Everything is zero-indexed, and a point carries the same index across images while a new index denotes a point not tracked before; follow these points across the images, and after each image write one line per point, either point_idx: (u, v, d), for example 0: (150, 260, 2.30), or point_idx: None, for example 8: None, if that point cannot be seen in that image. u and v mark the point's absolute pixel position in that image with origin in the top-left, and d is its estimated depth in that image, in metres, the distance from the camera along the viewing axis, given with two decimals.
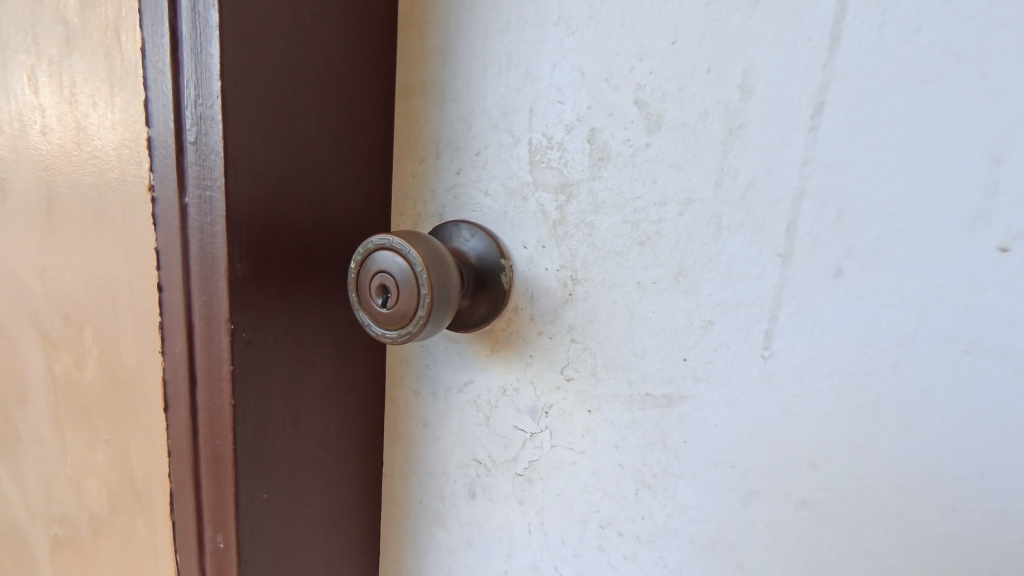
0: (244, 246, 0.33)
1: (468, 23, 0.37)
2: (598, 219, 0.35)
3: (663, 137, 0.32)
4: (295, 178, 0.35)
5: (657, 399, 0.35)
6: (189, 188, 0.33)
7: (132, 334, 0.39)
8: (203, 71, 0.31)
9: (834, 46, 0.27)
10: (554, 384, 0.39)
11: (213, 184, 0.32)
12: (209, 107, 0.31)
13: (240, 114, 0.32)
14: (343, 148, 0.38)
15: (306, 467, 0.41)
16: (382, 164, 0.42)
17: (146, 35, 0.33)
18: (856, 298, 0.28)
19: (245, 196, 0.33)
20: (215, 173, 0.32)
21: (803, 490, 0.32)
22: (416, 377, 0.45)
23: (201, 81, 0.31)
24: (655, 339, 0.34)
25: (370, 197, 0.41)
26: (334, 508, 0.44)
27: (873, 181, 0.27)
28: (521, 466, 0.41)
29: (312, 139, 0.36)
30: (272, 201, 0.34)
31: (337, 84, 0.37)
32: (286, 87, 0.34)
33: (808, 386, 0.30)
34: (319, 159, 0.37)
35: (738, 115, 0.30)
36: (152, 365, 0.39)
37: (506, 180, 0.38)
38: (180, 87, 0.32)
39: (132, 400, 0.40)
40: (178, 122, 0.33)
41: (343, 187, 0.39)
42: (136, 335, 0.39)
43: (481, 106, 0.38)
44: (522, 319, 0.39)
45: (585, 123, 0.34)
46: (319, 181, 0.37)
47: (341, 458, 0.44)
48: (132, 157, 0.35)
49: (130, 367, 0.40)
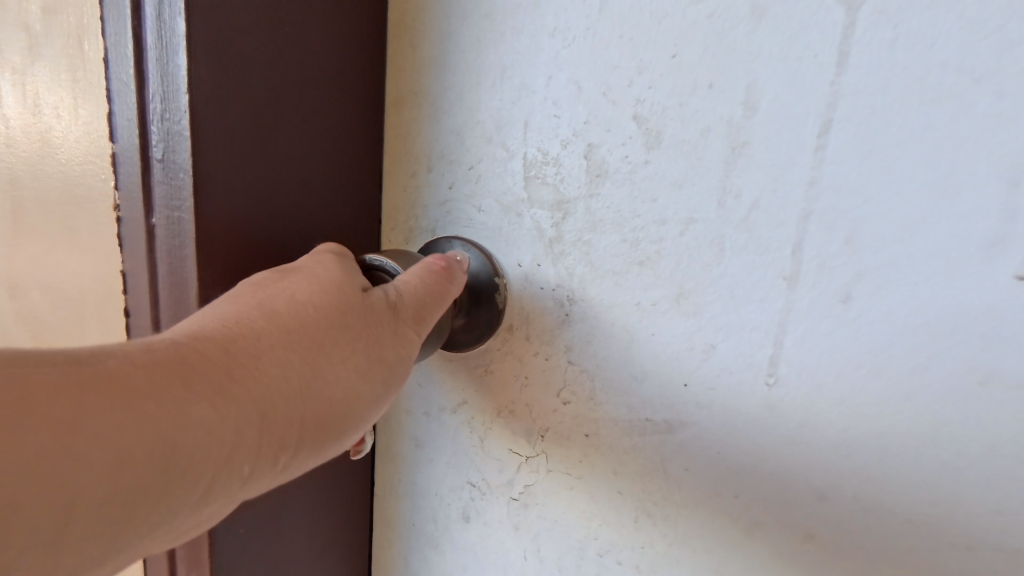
0: (219, 268, 0.32)
1: (462, 32, 0.36)
2: (596, 237, 0.33)
3: (664, 153, 0.31)
4: (275, 195, 0.34)
5: (657, 425, 0.34)
6: (155, 211, 0.32)
7: (76, 469, 0.18)
8: (171, 83, 0.29)
9: (842, 62, 0.26)
10: (550, 407, 0.37)
11: (182, 204, 0.31)
12: (177, 122, 0.30)
13: (213, 129, 0.30)
14: (330, 162, 0.37)
15: (288, 498, 0.39)
16: (371, 178, 0.40)
17: (110, 44, 0.31)
18: (864, 324, 0.27)
19: (219, 215, 0.31)
20: (184, 193, 0.30)
21: (809, 522, 0.30)
22: (408, 396, 0.44)
23: (168, 93, 0.30)
24: (655, 363, 0.33)
25: (359, 213, 0.40)
26: (318, 537, 0.43)
27: (883, 204, 0.26)
28: (516, 490, 0.40)
29: (296, 155, 0.34)
30: (250, 221, 0.33)
31: (322, 95, 0.35)
32: (266, 100, 0.32)
33: (815, 414, 0.29)
34: (303, 175, 0.35)
35: (742, 132, 0.28)
36: (186, 493, 0.20)
37: (501, 196, 0.36)
38: (147, 99, 0.31)
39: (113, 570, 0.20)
40: (145, 139, 0.31)
41: (333, 203, 0.38)
42: (103, 468, 0.18)
43: (475, 119, 0.37)
44: (518, 339, 0.38)
45: (582, 138, 0.33)
46: (304, 196, 0.35)
47: (326, 490, 0.42)
48: (96, 172, 0.34)
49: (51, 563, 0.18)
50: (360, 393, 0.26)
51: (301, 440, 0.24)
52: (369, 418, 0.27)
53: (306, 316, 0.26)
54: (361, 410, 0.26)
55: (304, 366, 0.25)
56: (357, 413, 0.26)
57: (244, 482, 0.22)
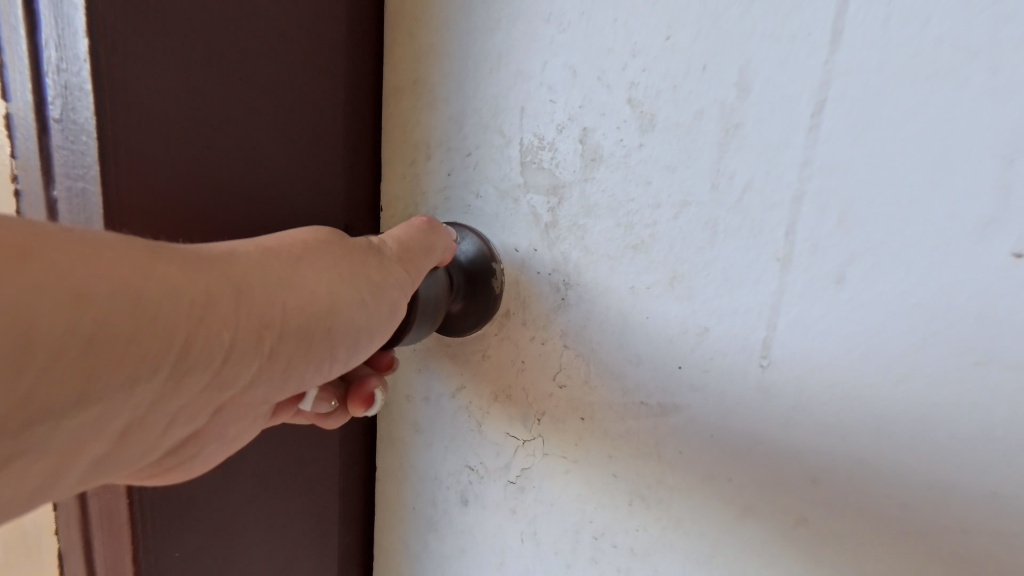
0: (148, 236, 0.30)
1: (459, 19, 0.36)
2: (591, 221, 0.34)
3: (657, 136, 0.31)
4: (216, 159, 0.32)
5: (651, 408, 0.34)
6: (62, 174, 0.29)
7: (40, 301, 0.17)
8: (66, 27, 0.27)
9: (836, 40, 0.26)
10: (546, 391, 0.38)
11: (86, 170, 0.28)
12: (75, 72, 0.27)
13: (135, 81, 0.28)
14: (289, 133, 0.36)
15: (240, 512, 0.39)
16: (329, 145, 0.38)
17: None
18: (859, 306, 0.27)
19: (142, 178, 0.29)
20: (89, 156, 0.28)
21: (803, 505, 0.30)
22: (408, 380, 0.45)
23: (65, 39, 0.27)
24: (650, 346, 0.33)
25: (320, 186, 0.38)
26: (279, 550, 0.42)
27: (877, 183, 0.26)
28: (513, 473, 0.41)
29: (239, 117, 0.33)
30: (187, 184, 0.31)
31: (267, 54, 0.34)
32: (202, 55, 0.30)
33: (810, 397, 0.29)
34: (249, 138, 0.33)
35: (735, 113, 0.28)
36: (158, 350, 0.20)
37: (497, 182, 0.37)
38: (40, 48, 0.28)
39: (75, 425, 0.20)
40: (41, 93, 0.29)
41: (287, 183, 0.36)
42: (68, 302, 0.18)
43: (473, 106, 0.37)
44: (514, 324, 0.38)
45: (577, 123, 0.33)
46: (250, 174, 0.34)
47: (284, 503, 0.42)
48: None
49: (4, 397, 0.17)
50: (341, 295, 0.26)
51: (280, 328, 0.24)
52: (351, 325, 0.27)
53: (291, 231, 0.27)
54: (342, 311, 0.26)
55: (286, 264, 0.25)
56: (341, 325, 0.27)
57: (219, 353, 0.22)
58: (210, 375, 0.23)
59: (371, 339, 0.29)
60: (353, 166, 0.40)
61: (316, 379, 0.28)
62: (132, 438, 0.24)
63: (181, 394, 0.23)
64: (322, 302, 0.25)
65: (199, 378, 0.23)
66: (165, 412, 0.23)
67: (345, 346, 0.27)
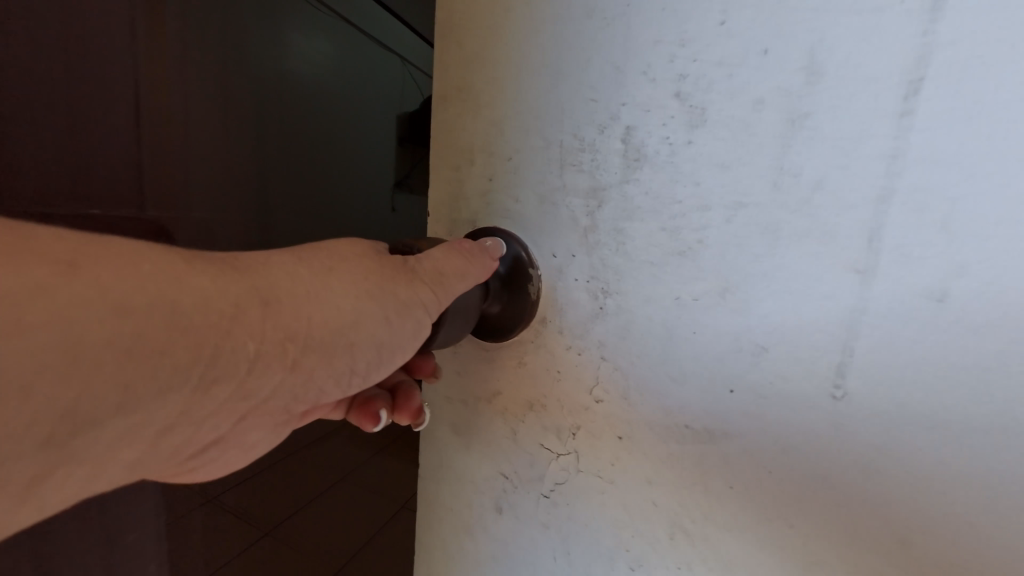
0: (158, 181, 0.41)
1: (503, 23, 0.36)
2: (632, 226, 0.31)
3: (709, 131, 0.28)
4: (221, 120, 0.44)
5: (697, 433, 0.30)
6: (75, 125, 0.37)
7: (82, 311, 0.17)
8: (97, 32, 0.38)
9: (937, 7, 0.21)
10: (582, 404, 0.36)
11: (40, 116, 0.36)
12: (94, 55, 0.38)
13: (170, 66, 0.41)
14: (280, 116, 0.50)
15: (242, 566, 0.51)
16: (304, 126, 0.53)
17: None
18: (968, 331, 0.22)
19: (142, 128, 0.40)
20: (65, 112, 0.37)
21: (884, 566, 0.25)
22: (447, 382, 0.45)
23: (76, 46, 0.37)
24: (695, 365, 0.30)
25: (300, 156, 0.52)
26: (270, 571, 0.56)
27: (997, 180, 0.21)
28: (547, 487, 0.39)
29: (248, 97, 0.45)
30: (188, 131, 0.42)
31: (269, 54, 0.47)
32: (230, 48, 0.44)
33: (892, 435, 0.24)
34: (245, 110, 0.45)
35: (803, 100, 0.25)
36: (185, 363, 0.20)
37: (536, 186, 0.36)
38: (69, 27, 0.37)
39: (99, 434, 0.19)
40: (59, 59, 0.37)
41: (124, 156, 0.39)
42: (110, 317, 0.18)
43: (515, 110, 0.37)
44: (551, 332, 0.37)
45: (620, 121, 0.31)
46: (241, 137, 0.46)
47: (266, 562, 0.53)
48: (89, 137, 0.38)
49: (35, 401, 0.17)
50: (367, 310, 0.26)
51: (306, 340, 0.24)
52: (374, 340, 0.27)
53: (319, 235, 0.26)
54: (368, 323, 0.26)
55: (318, 274, 0.25)
56: (365, 339, 0.27)
57: (243, 366, 0.22)
58: (231, 389, 0.22)
59: (394, 356, 0.29)
60: (280, 146, 0.50)
61: (335, 391, 0.28)
62: (146, 455, 0.22)
63: (201, 409, 0.22)
64: (349, 316, 0.25)
65: (225, 391, 0.22)
66: (184, 427, 0.22)
67: (366, 359, 0.27)
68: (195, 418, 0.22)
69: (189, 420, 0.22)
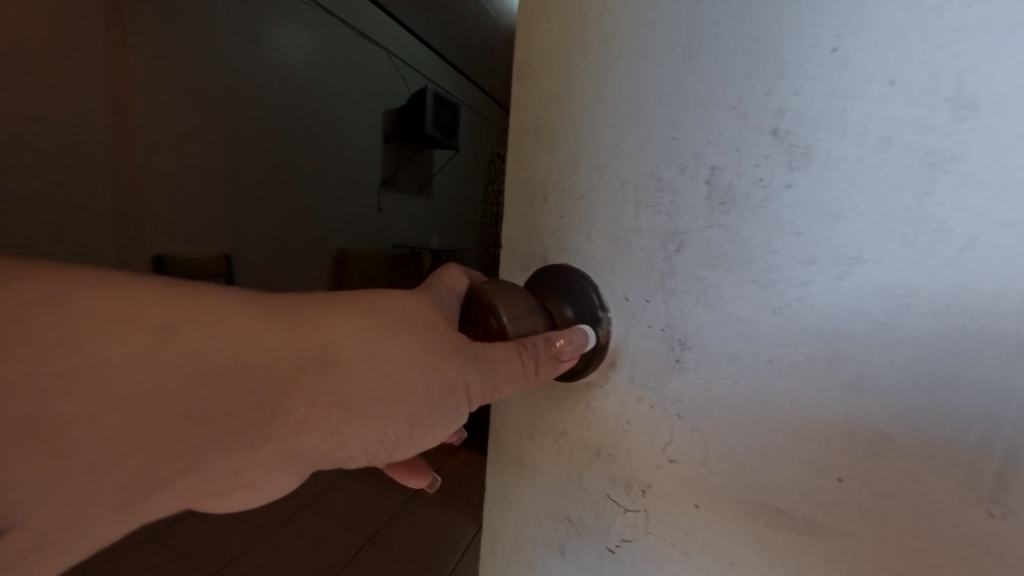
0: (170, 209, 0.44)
1: (579, 60, 0.35)
2: (716, 275, 0.28)
3: (815, 174, 0.24)
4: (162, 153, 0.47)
5: (796, 522, 0.27)
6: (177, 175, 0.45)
7: (170, 377, 0.20)
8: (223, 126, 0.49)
9: None
10: (654, 462, 0.33)
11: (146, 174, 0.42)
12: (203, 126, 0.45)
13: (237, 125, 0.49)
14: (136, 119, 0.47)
15: None
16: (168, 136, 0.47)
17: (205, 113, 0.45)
18: None
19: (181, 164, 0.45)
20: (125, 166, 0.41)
21: None
22: (515, 415, 0.44)
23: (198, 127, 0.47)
24: (791, 439, 0.26)
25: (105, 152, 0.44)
26: None
27: None
28: (613, 542, 0.37)
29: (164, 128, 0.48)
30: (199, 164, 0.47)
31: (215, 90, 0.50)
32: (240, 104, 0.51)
33: None
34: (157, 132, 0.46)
35: (947, 140, 0.21)
36: (243, 427, 0.22)
37: (610, 226, 0.34)
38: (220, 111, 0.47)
39: (168, 488, 0.22)
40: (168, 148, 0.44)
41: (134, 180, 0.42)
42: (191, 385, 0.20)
43: (590, 148, 0.35)
44: (620, 380, 0.34)
45: (704, 161, 0.28)
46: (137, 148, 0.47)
47: None
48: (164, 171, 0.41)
49: (105, 459, 0.19)
50: (413, 380, 0.27)
51: (352, 407, 0.26)
52: (413, 410, 0.28)
53: (355, 292, 0.29)
54: (410, 393, 0.27)
55: (379, 339, 0.27)
56: (405, 410, 0.28)
57: (292, 428, 0.24)
58: (279, 450, 0.25)
59: (432, 427, 0.30)
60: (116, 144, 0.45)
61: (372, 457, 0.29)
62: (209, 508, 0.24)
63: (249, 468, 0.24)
64: (393, 384, 0.27)
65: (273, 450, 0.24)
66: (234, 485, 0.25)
67: (404, 429, 0.29)
68: (234, 480, 0.24)
69: (228, 482, 0.24)
